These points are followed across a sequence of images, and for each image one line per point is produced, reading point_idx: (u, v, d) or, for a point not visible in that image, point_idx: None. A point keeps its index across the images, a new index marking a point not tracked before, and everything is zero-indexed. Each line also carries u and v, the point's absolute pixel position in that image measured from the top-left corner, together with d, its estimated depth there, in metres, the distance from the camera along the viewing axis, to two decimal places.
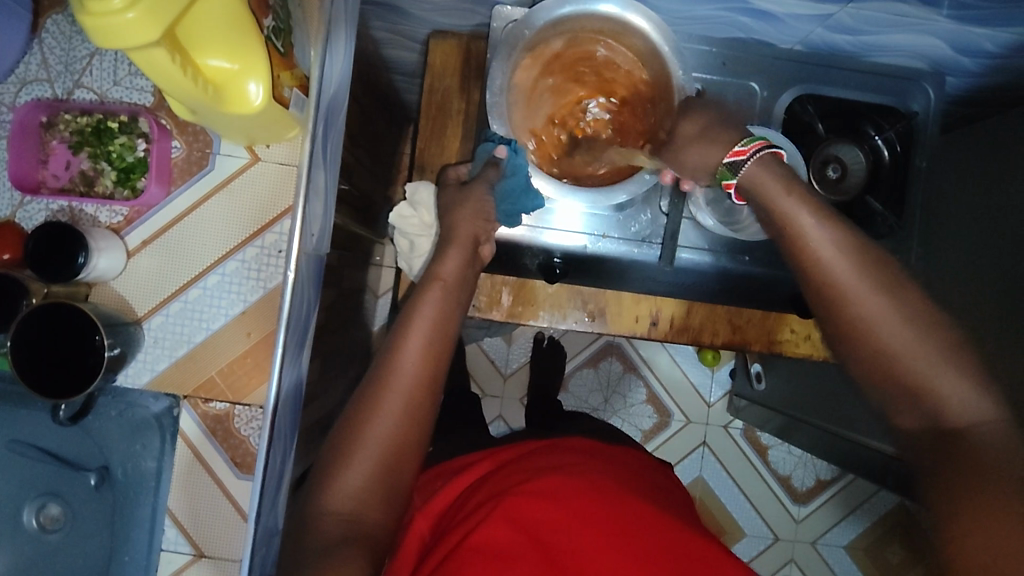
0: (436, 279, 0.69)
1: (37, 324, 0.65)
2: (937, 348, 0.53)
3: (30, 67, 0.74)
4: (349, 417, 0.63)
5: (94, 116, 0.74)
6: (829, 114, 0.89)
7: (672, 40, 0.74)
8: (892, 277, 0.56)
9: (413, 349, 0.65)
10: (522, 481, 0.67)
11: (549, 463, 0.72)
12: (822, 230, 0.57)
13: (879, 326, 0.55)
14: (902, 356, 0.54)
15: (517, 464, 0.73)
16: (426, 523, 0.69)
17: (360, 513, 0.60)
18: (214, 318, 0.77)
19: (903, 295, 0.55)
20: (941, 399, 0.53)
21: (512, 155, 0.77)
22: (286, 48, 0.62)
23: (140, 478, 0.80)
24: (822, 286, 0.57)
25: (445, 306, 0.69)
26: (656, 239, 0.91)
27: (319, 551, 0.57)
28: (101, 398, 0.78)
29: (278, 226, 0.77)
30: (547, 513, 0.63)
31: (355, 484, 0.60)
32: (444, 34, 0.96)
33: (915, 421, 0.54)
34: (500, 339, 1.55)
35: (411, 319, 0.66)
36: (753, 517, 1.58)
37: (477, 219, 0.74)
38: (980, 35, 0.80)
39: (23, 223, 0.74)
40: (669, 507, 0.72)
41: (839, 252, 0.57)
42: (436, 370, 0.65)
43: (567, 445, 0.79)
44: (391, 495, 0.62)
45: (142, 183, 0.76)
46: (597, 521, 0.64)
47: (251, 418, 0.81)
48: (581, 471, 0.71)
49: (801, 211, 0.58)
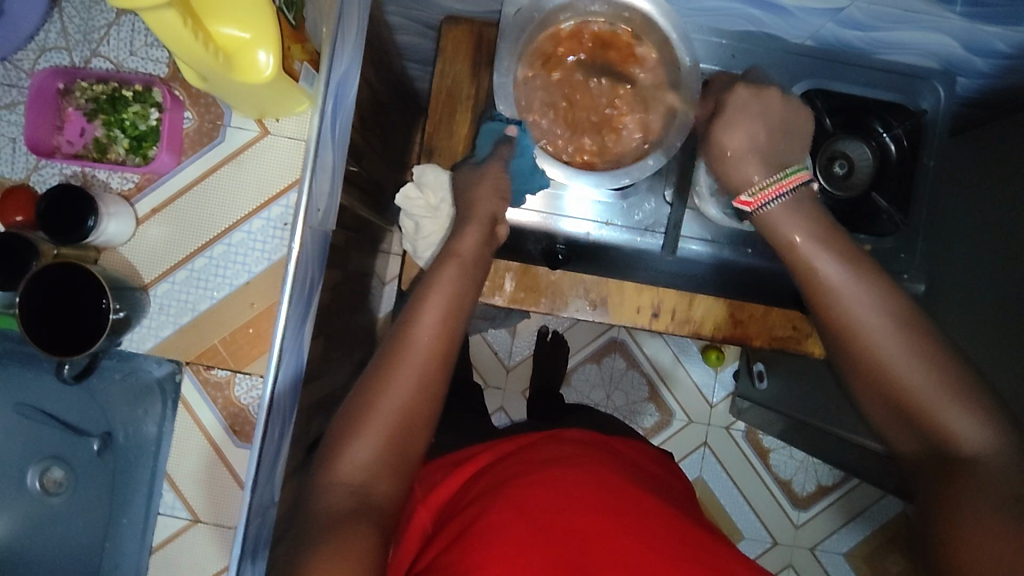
0: (452, 257, 0.70)
1: (44, 282, 0.67)
2: (936, 375, 0.55)
3: (49, 36, 0.76)
4: (360, 391, 0.63)
5: (110, 84, 0.76)
6: (838, 109, 0.90)
7: (681, 28, 0.75)
8: (910, 318, 0.57)
9: (427, 325, 0.65)
10: (528, 472, 0.68)
11: (551, 456, 0.72)
12: (840, 272, 0.60)
13: (889, 363, 0.57)
14: (909, 389, 0.56)
15: (525, 453, 0.73)
16: (428, 515, 0.71)
17: (371, 485, 0.60)
18: (219, 287, 0.78)
19: (916, 331, 0.57)
20: (947, 430, 0.55)
21: (520, 135, 0.79)
22: (297, 21, 0.64)
23: (140, 444, 0.81)
24: (836, 323, 0.60)
25: (461, 283, 0.69)
26: (659, 229, 0.94)
27: (325, 523, 0.56)
28: (106, 359, 0.78)
29: (285, 199, 0.78)
30: (550, 501, 0.64)
31: (363, 458, 0.60)
32: (457, 20, 0.97)
33: (914, 443, 0.57)
34: (504, 331, 1.56)
35: (426, 294, 0.67)
36: (752, 520, 1.57)
37: (493, 198, 0.75)
38: (992, 34, 0.80)
39: (38, 187, 0.76)
40: (672, 501, 0.72)
41: (868, 294, 0.59)
42: (450, 348, 0.65)
43: (577, 438, 0.78)
44: (402, 469, 0.61)
45: (153, 151, 0.77)
46: (601, 511, 0.63)
47: (251, 386, 0.81)
48: (591, 465, 0.70)
49: (820, 253, 0.61)
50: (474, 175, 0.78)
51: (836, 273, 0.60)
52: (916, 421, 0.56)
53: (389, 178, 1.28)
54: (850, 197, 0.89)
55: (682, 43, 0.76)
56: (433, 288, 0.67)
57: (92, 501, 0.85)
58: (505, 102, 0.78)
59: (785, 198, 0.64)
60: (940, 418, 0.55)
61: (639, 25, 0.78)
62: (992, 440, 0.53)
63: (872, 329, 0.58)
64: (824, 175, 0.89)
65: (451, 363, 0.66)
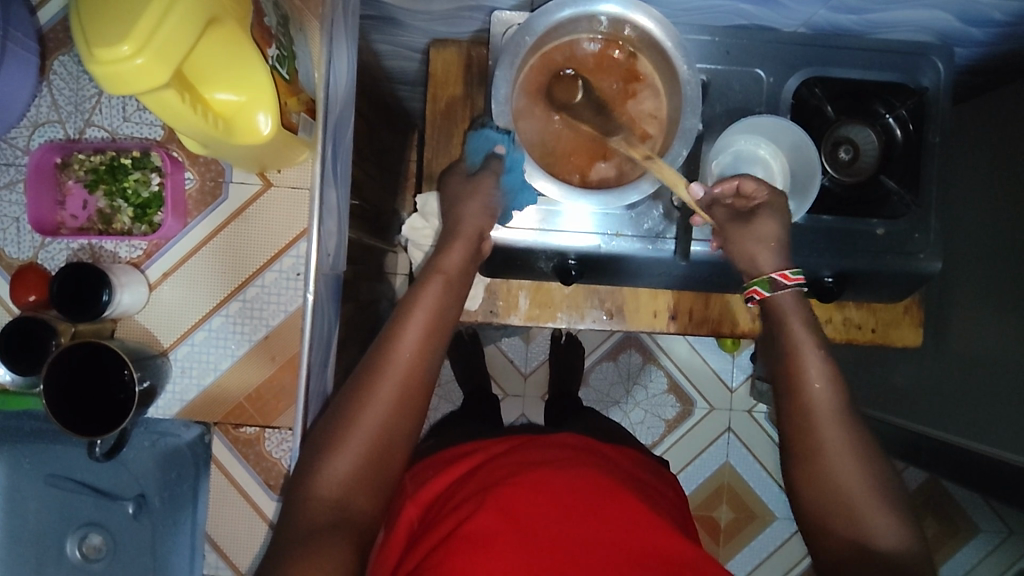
0: (437, 272, 0.68)
1: (65, 366, 0.71)
2: (873, 489, 0.57)
3: (41, 110, 0.83)
4: (341, 405, 0.62)
5: (107, 154, 0.83)
6: (838, 95, 0.90)
7: (676, 37, 0.74)
8: (858, 424, 0.60)
9: (411, 339, 0.64)
10: (515, 473, 0.65)
11: (541, 457, 0.69)
12: (820, 362, 0.61)
13: (832, 452, 0.58)
14: (847, 488, 0.57)
15: (514, 454, 0.70)
16: (416, 510, 0.68)
17: (350, 498, 0.59)
18: (239, 343, 0.86)
19: (861, 434, 0.59)
20: (871, 533, 0.56)
21: (510, 149, 0.79)
22: (292, 74, 0.63)
23: (179, 505, 0.87)
24: (798, 398, 0.61)
25: (447, 303, 0.67)
26: (671, 235, 0.87)
27: (304, 536, 0.56)
28: (135, 431, 0.85)
29: (294, 250, 0.85)
30: (538, 505, 0.62)
31: (343, 471, 0.59)
32: (444, 42, 0.96)
33: (840, 540, 0.57)
34: (518, 339, 1.55)
35: (410, 310, 0.65)
36: (783, 500, 1.57)
37: (481, 215, 0.75)
38: (988, 5, 0.79)
39: (46, 263, 0.83)
40: (665, 509, 0.70)
41: (827, 383, 0.60)
42: (432, 365, 0.64)
43: (576, 441, 0.76)
44: (379, 486, 0.61)
45: (157, 217, 0.84)
46: (589, 513, 0.62)
47: (282, 440, 0.89)
48: (573, 466, 0.68)
49: (805, 338, 0.62)
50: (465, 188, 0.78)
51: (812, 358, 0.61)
52: (842, 512, 0.57)
53: (389, 201, 1.27)
54: (857, 182, 0.88)
55: (677, 49, 0.74)
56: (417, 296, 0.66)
57: (132, 566, 0.87)
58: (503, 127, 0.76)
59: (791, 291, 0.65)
60: (866, 520, 0.56)
61: (632, 34, 0.77)
62: (906, 544, 0.56)
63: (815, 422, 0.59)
64: (828, 160, 0.88)
65: (430, 378, 0.64)
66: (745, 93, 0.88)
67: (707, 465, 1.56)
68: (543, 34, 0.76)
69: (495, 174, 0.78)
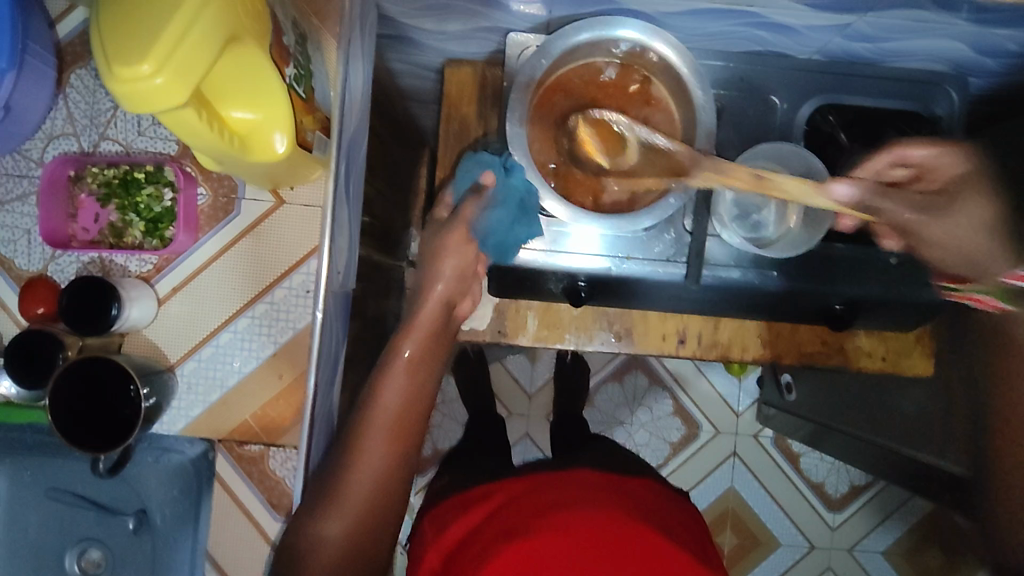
0: (417, 330, 0.74)
1: (65, 386, 0.73)
2: None
3: (56, 123, 0.89)
4: (334, 459, 0.64)
5: (120, 168, 0.88)
6: (852, 122, 0.88)
7: (692, 63, 0.74)
8: None
9: (392, 386, 0.68)
10: (535, 518, 0.64)
11: (561, 497, 0.67)
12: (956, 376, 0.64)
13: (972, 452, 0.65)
14: None
15: (535, 495, 0.68)
16: (437, 558, 0.68)
17: (351, 555, 0.60)
18: (246, 361, 0.91)
19: None
20: None
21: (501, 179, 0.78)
22: (308, 92, 0.63)
23: (181, 522, 0.88)
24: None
25: (425, 350, 0.73)
26: (683, 258, 0.87)
27: None
28: (139, 447, 0.86)
29: (303, 267, 0.91)
30: (558, 551, 0.60)
31: (341, 527, 0.60)
32: (459, 62, 0.97)
33: None
34: (523, 356, 1.52)
35: (387, 366, 0.69)
36: (788, 526, 1.54)
37: (466, 255, 0.78)
38: (1003, 36, 0.78)
39: (57, 274, 0.89)
40: (685, 542, 0.68)
41: None
42: (415, 407, 0.68)
43: (599, 478, 0.74)
44: (377, 539, 0.62)
45: (169, 231, 0.89)
46: (612, 560, 0.60)
47: (284, 459, 0.93)
48: (594, 506, 0.66)
49: None
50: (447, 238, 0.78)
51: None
52: None
53: (398, 218, 1.27)
54: None
55: (693, 75, 0.75)
56: (409, 334, 0.72)
57: None
58: (520, 150, 0.76)
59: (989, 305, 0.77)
60: None
61: (649, 60, 0.77)
62: None
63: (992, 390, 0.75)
64: None
65: (416, 422, 0.68)
66: (759, 119, 0.88)
67: (713, 489, 1.53)
68: (558, 57, 0.76)
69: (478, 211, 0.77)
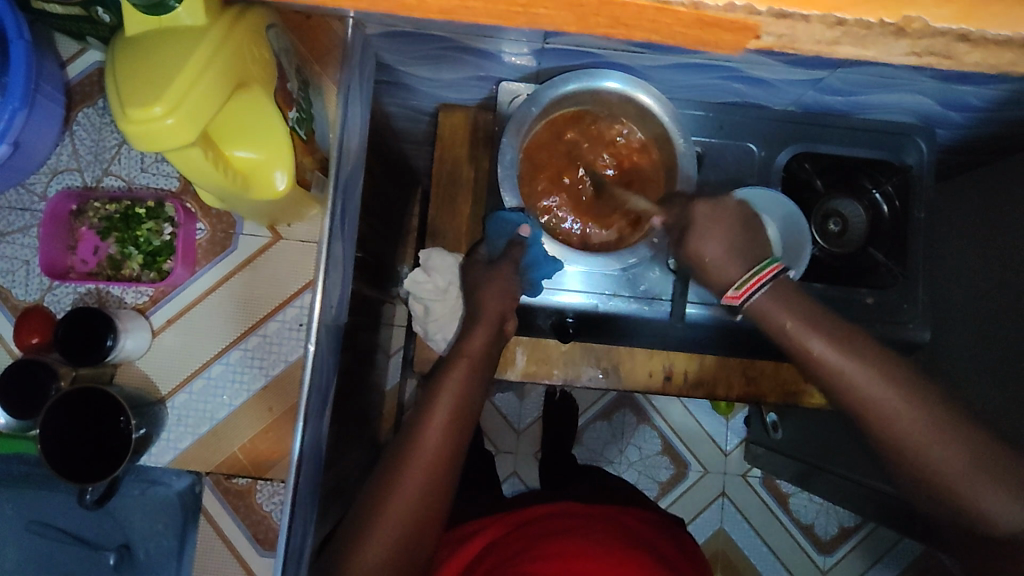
0: (461, 356, 0.72)
1: (57, 418, 0.78)
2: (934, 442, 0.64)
3: (61, 159, 0.95)
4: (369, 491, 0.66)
5: (122, 203, 0.94)
6: (827, 170, 0.92)
7: (672, 112, 0.78)
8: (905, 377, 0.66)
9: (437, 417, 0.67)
10: (525, 548, 0.67)
11: (556, 527, 0.71)
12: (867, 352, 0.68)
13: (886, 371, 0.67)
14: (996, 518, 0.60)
15: (528, 526, 0.72)
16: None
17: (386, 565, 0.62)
18: (235, 395, 0.97)
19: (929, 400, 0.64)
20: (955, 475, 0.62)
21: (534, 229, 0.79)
22: (308, 134, 0.70)
23: (159, 559, 0.95)
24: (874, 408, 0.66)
25: (470, 381, 0.71)
26: (666, 296, 0.89)
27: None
28: (126, 481, 0.95)
29: (297, 301, 0.98)
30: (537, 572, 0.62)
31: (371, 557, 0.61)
32: (454, 107, 0.99)
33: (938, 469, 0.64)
34: (512, 394, 1.45)
35: (435, 395, 0.69)
36: (777, 570, 1.46)
37: (502, 297, 0.79)
38: (966, 91, 0.75)
39: (52, 305, 0.94)
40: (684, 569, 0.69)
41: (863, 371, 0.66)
42: (458, 441, 0.68)
43: (596, 511, 0.76)
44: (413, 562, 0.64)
45: (166, 264, 0.95)
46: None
47: (272, 493, 0.99)
48: (585, 533, 0.69)
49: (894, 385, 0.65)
50: (485, 275, 0.81)
51: (945, 442, 0.62)
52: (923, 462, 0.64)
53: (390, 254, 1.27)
54: (847, 253, 0.91)
55: (672, 122, 0.79)
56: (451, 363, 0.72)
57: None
58: (511, 192, 0.79)
59: (765, 286, 0.71)
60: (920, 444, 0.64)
61: (634, 110, 0.80)
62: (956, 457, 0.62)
63: (973, 466, 0.62)
64: (819, 231, 0.91)
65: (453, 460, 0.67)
66: (738, 165, 0.90)
67: (699, 531, 1.45)
68: (547, 107, 0.80)
69: (516, 260, 0.79)
